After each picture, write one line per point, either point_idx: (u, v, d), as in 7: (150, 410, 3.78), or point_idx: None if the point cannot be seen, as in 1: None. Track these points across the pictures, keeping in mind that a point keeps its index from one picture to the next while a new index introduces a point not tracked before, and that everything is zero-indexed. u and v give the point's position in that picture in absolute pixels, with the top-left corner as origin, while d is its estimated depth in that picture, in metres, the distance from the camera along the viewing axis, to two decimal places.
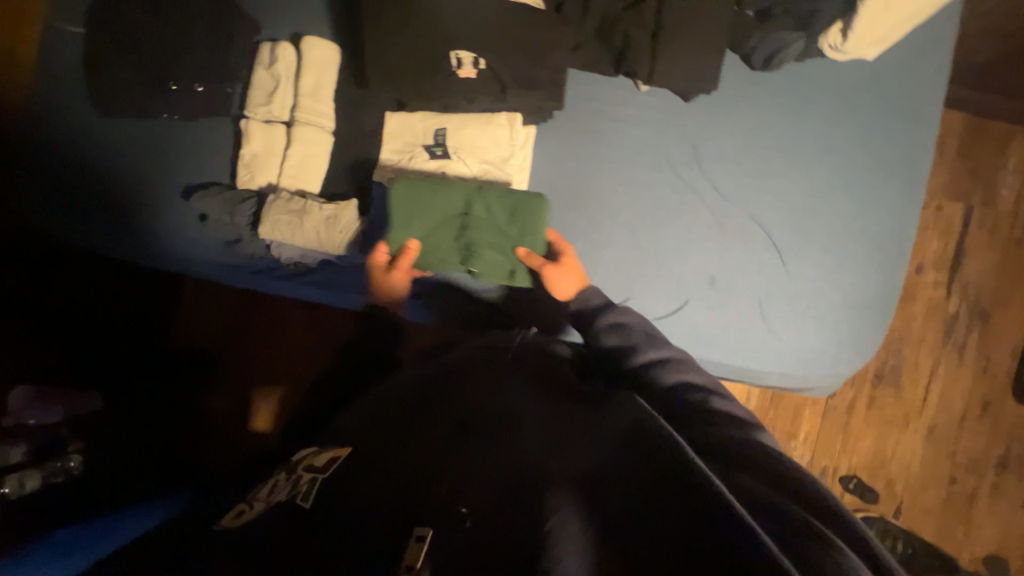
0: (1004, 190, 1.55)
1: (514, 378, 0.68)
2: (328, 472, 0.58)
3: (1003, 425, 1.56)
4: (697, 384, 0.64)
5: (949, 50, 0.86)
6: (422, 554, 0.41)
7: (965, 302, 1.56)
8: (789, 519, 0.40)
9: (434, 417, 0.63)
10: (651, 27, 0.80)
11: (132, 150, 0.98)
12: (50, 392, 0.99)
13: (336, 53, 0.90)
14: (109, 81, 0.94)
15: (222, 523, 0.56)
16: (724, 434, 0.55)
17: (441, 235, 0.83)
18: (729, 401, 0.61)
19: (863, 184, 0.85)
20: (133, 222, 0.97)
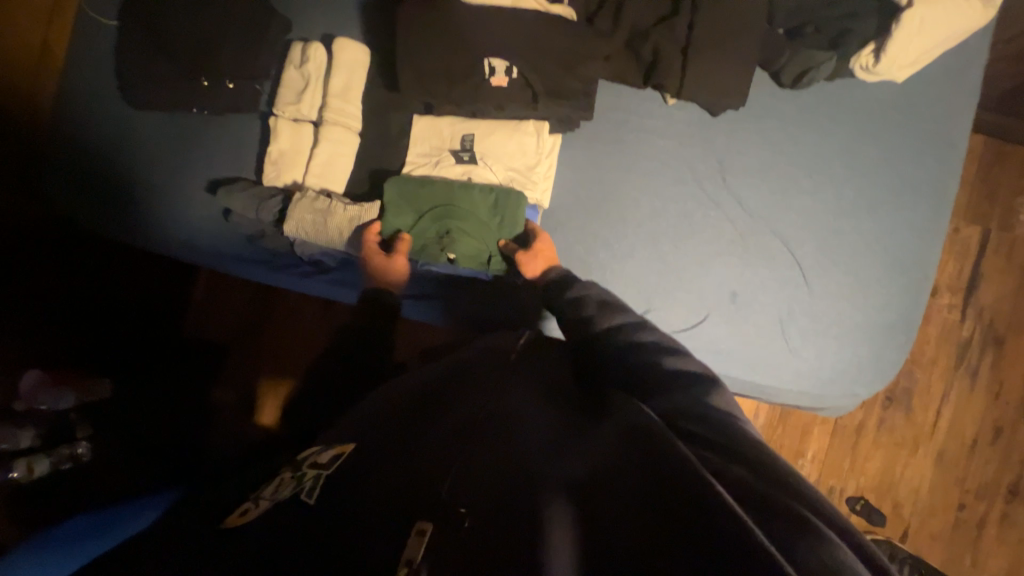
0: (1023, 215, 1.54)
1: (508, 375, 0.66)
2: (332, 469, 0.55)
3: (1014, 453, 1.54)
4: (656, 346, 0.63)
5: (980, 75, 0.86)
6: (421, 547, 0.40)
7: (979, 326, 1.55)
8: (777, 510, 0.38)
9: (427, 414, 0.61)
10: (682, 42, 0.81)
11: (160, 144, 0.99)
12: (63, 377, 0.95)
13: (367, 54, 0.91)
14: (141, 74, 0.95)
15: (225, 522, 0.52)
16: (697, 408, 0.53)
17: (425, 226, 0.84)
18: (685, 363, 0.60)
19: (888, 204, 0.85)
20: (157, 214, 0.98)
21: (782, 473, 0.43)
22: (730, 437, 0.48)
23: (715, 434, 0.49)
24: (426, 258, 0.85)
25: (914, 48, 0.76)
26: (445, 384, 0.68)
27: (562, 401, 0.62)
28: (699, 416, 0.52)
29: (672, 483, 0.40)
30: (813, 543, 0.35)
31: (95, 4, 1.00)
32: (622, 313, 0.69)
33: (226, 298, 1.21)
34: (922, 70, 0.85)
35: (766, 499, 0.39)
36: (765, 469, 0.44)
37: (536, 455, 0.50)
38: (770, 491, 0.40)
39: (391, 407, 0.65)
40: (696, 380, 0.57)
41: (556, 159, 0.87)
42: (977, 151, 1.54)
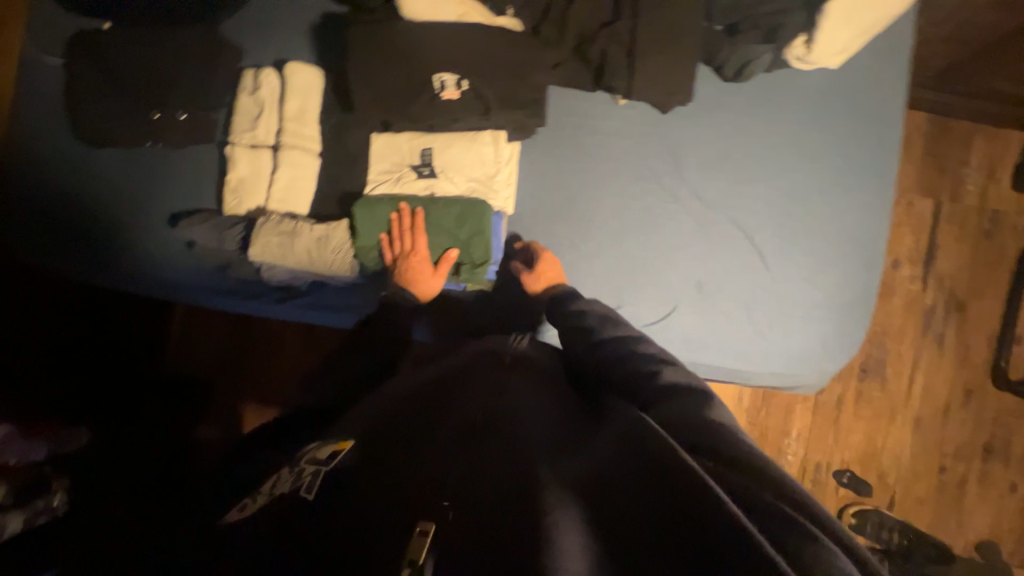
0: (969, 185, 1.62)
1: (506, 369, 0.66)
2: (330, 465, 0.57)
3: (986, 413, 1.60)
4: (655, 358, 0.66)
5: (908, 56, 0.91)
6: (425, 546, 0.41)
7: (941, 294, 1.61)
8: (769, 509, 0.40)
9: (426, 415, 0.61)
10: (626, 45, 0.84)
11: (115, 180, 0.97)
12: (32, 427, 0.87)
13: (320, 76, 0.92)
14: (90, 111, 0.94)
15: (227, 518, 0.57)
16: (688, 414, 0.55)
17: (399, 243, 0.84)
18: (681, 374, 0.63)
19: (837, 186, 0.88)
20: (117, 251, 0.96)
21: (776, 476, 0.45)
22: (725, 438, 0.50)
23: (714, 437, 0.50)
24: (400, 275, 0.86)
25: (841, 36, 0.80)
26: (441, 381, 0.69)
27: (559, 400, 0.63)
28: (692, 423, 0.53)
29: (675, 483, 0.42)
30: (808, 545, 0.37)
31: (37, 44, 0.98)
32: (621, 327, 0.73)
33: (207, 331, 1.20)
34: (855, 54, 0.89)
35: (759, 498, 0.41)
36: (757, 468, 0.45)
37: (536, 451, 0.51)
38: (762, 492, 0.42)
39: (391, 408, 0.65)
40: (691, 389, 0.59)
41: (515, 166, 0.88)
42: (923, 127, 1.61)
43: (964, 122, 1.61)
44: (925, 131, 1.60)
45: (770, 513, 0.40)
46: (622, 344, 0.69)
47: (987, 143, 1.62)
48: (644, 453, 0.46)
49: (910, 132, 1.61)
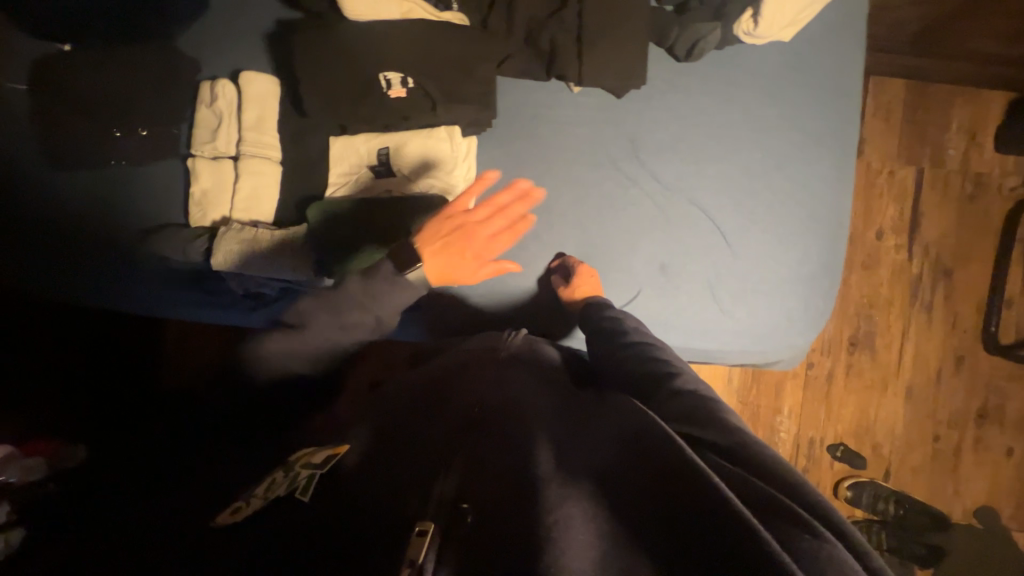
0: (950, 149, 1.60)
1: (520, 379, 0.72)
2: (324, 468, 0.60)
3: (979, 379, 1.59)
4: (673, 367, 0.70)
5: (864, 23, 0.89)
6: (423, 549, 0.44)
7: (927, 262, 1.60)
8: (786, 513, 0.43)
9: (443, 418, 0.65)
10: (575, 31, 0.84)
11: (85, 199, 0.99)
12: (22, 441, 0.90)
13: (275, 84, 0.92)
14: (53, 132, 0.95)
15: (219, 519, 0.56)
16: (706, 413, 0.60)
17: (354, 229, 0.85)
18: (694, 383, 0.67)
19: (797, 159, 0.88)
20: (96, 270, 1.00)
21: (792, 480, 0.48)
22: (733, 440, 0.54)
23: (722, 441, 0.55)
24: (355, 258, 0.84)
25: (790, 7, 0.79)
26: (450, 388, 0.72)
27: (570, 409, 0.67)
28: (706, 420, 0.58)
29: (685, 477, 0.45)
30: (817, 544, 0.40)
31: None
32: (644, 336, 0.78)
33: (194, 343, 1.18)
34: (809, 25, 0.88)
35: (770, 501, 0.45)
36: (770, 472, 0.50)
37: (543, 454, 0.54)
38: (773, 493, 0.46)
39: (406, 417, 0.69)
40: (701, 395, 0.63)
41: (472, 161, 0.89)
42: (901, 94, 1.59)
43: (943, 86, 1.58)
44: (903, 98, 1.58)
45: (780, 514, 0.43)
46: (641, 348, 0.74)
47: (967, 106, 1.59)
48: (652, 446, 0.50)
49: (888, 100, 1.59)
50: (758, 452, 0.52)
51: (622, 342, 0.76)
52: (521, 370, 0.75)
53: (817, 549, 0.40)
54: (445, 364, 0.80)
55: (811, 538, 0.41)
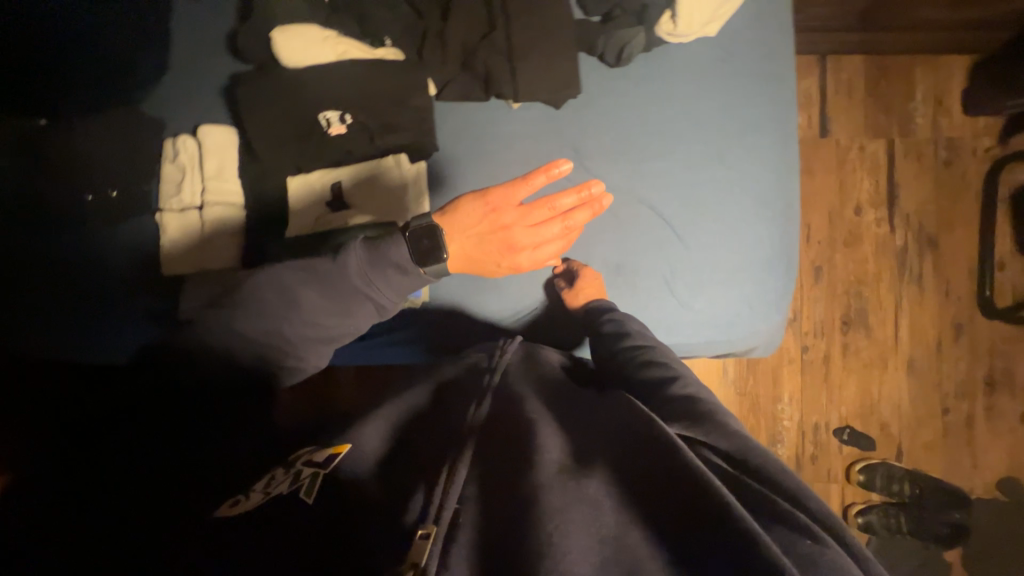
0: (918, 118, 1.59)
1: (522, 383, 0.74)
2: (327, 467, 0.62)
3: (981, 346, 1.55)
4: (675, 370, 0.73)
5: (789, 10, 0.91)
6: (427, 552, 0.47)
7: (910, 233, 1.58)
8: (791, 519, 0.48)
9: (445, 422, 0.67)
10: (505, 52, 0.88)
11: (58, 261, 1.02)
12: None
13: (232, 133, 0.97)
14: (30, 197, 1.00)
15: (221, 511, 0.59)
16: (710, 416, 0.64)
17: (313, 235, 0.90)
18: (692, 386, 0.70)
19: (740, 146, 0.89)
20: (72, 322, 1.01)
21: (794, 483, 0.54)
22: (737, 447, 0.59)
23: (728, 446, 0.59)
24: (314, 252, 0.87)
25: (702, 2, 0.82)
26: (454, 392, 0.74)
27: (576, 409, 0.70)
28: (710, 423, 0.63)
29: (697, 493, 0.50)
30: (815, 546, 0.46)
31: None
32: (646, 338, 0.81)
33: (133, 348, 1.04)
34: (734, 19, 0.90)
35: (770, 504, 0.50)
36: (772, 478, 0.55)
37: (553, 461, 0.57)
38: (774, 499, 0.51)
39: (410, 422, 0.70)
40: (701, 400, 0.67)
41: (422, 183, 0.90)
42: (861, 69, 1.59)
43: (901, 57, 1.58)
44: (862, 73, 1.59)
45: (780, 518, 0.49)
46: (643, 351, 0.77)
47: (929, 73, 1.58)
48: (665, 460, 0.55)
49: (848, 77, 1.59)
50: (761, 457, 0.57)
51: (624, 344, 0.79)
52: (525, 372, 0.77)
53: (818, 553, 0.46)
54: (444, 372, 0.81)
55: (811, 542, 0.46)
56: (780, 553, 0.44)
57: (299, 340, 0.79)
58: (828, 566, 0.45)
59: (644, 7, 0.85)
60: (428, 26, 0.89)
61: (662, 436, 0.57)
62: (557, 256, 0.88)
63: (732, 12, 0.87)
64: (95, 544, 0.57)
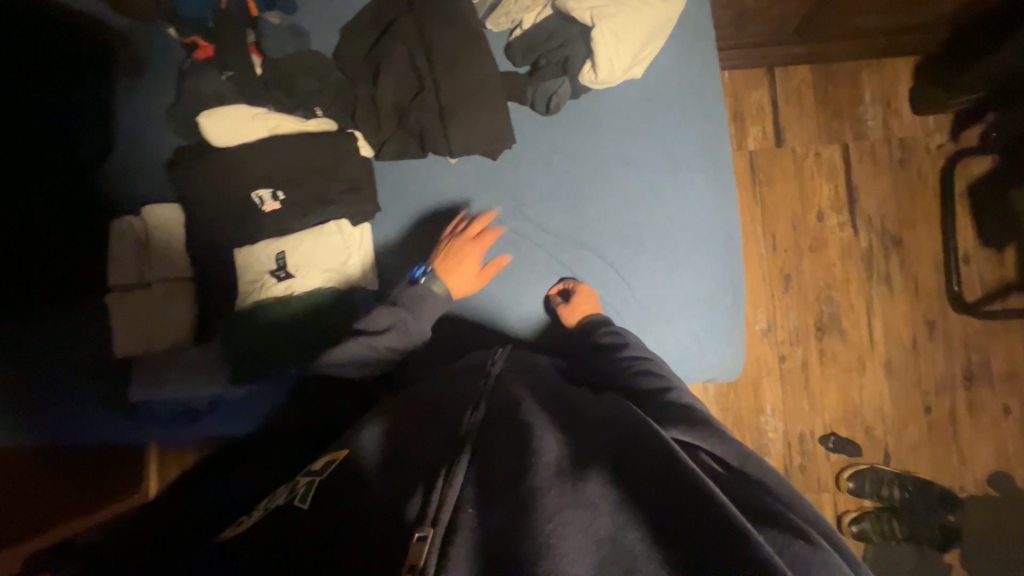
0: (870, 121, 1.61)
1: (519, 381, 0.73)
2: (324, 475, 0.63)
3: (956, 341, 1.55)
4: (670, 380, 0.74)
5: (713, 46, 0.94)
6: (424, 553, 0.47)
7: (873, 234, 1.59)
8: (785, 522, 0.48)
9: (438, 425, 0.65)
10: (436, 109, 0.89)
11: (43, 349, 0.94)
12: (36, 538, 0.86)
13: (177, 209, 0.94)
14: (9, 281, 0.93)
15: (223, 535, 0.61)
16: (709, 424, 0.64)
17: (279, 315, 0.88)
18: (686, 392, 0.71)
19: (676, 183, 0.90)
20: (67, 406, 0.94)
21: (785, 492, 0.55)
22: (732, 455, 0.59)
23: (722, 452, 0.60)
24: (293, 318, 0.89)
25: (619, 50, 0.84)
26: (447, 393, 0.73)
27: (573, 403, 0.68)
28: (708, 431, 0.63)
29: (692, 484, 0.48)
30: (815, 554, 0.45)
31: None
32: (639, 345, 0.82)
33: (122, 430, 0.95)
34: (659, 59, 0.92)
35: (769, 510, 0.50)
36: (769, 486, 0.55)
37: (549, 454, 0.56)
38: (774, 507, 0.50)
39: (400, 425, 0.68)
40: (693, 405, 0.68)
41: (368, 246, 0.93)
42: (809, 78, 1.62)
43: (846, 63, 1.61)
44: (811, 82, 1.61)
45: (772, 520, 0.48)
46: (637, 360, 0.78)
47: (875, 76, 1.61)
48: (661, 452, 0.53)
49: (798, 87, 1.62)
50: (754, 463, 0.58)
51: (619, 352, 0.80)
52: (519, 375, 0.75)
53: (808, 555, 0.45)
54: (432, 383, 0.79)
55: (803, 544, 0.46)
56: (771, 552, 0.43)
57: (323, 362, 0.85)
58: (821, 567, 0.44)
59: (567, 57, 0.88)
60: (359, 92, 0.91)
61: (658, 435, 0.56)
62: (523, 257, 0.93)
63: (654, 53, 0.90)
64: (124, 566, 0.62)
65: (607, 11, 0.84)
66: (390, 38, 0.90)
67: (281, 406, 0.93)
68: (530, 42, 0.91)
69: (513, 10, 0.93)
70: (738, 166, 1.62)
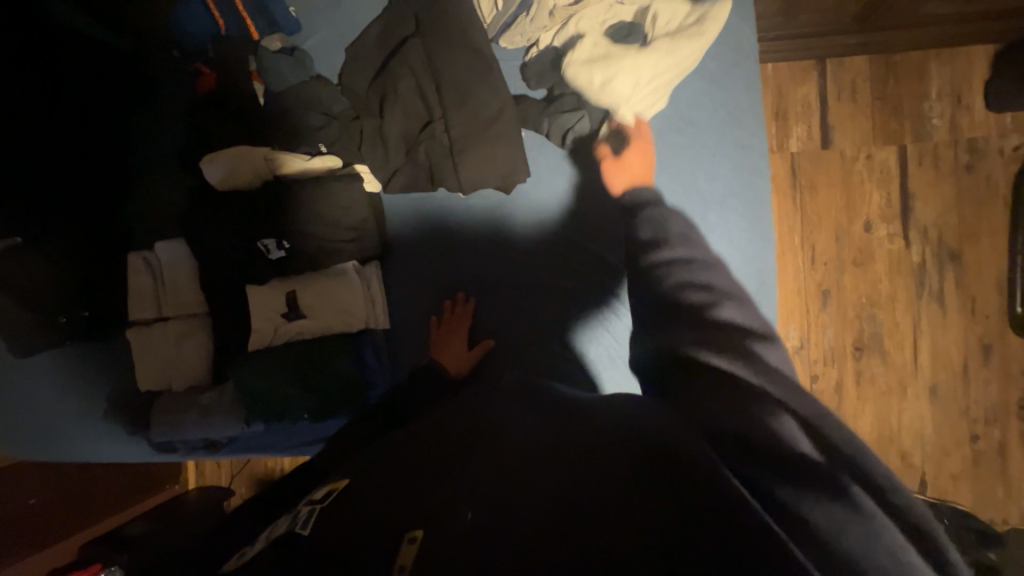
0: (934, 119, 1.43)
1: (531, 397, 0.72)
2: (325, 502, 0.62)
3: (1012, 366, 1.42)
4: (711, 287, 0.68)
5: (752, 77, 0.88)
6: (412, 553, 0.48)
7: (928, 247, 1.44)
8: (821, 478, 0.46)
9: (446, 431, 0.66)
10: (446, 142, 0.84)
11: (90, 381, 1.01)
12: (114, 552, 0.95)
13: (185, 246, 0.93)
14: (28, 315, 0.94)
15: (225, 564, 0.57)
16: (744, 351, 0.60)
17: (285, 356, 0.89)
18: (742, 312, 0.66)
19: (704, 222, 0.88)
20: (91, 429, 1.02)
21: (830, 425, 0.51)
22: (786, 394, 0.55)
23: (767, 388, 0.56)
24: (302, 352, 0.89)
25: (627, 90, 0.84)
26: (459, 407, 0.74)
27: (580, 407, 0.66)
28: (746, 357, 0.60)
29: (689, 481, 0.47)
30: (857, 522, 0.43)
31: None
32: (686, 249, 0.74)
33: (135, 453, 1.03)
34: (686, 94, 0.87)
35: (809, 467, 0.47)
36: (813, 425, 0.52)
37: (547, 456, 0.56)
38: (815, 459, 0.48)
39: (407, 438, 0.69)
40: (744, 329, 0.63)
41: (377, 290, 0.92)
42: (866, 70, 1.44)
43: (913, 51, 1.42)
44: (868, 76, 1.44)
45: (809, 479, 0.46)
46: (675, 270, 0.71)
47: (946, 66, 1.42)
48: (665, 445, 0.51)
49: (852, 81, 1.44)
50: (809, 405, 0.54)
51: (656, 282, 0.72)
52: (513, 390, 0.77)
53: (855, 530, 0.42)
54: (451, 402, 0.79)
55: (845, 511, 0.43)
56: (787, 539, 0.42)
57: (337, 396, 0.90)
58: (858, 532, 0.42)
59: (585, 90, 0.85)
60: (364, 124, 0.86)
61: (659, 427, 0.55)
62: (540, 274, 0.93)
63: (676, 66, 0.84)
64: (186, 553, 0.66)
65: (612, 71, 0.82)
66: (396, 63, 0.84)
67: (293, 429, 0.94)
68: (545, 66, 0.87)
69: (527, 28, 0.86)
70: (777, 169, 1.48)
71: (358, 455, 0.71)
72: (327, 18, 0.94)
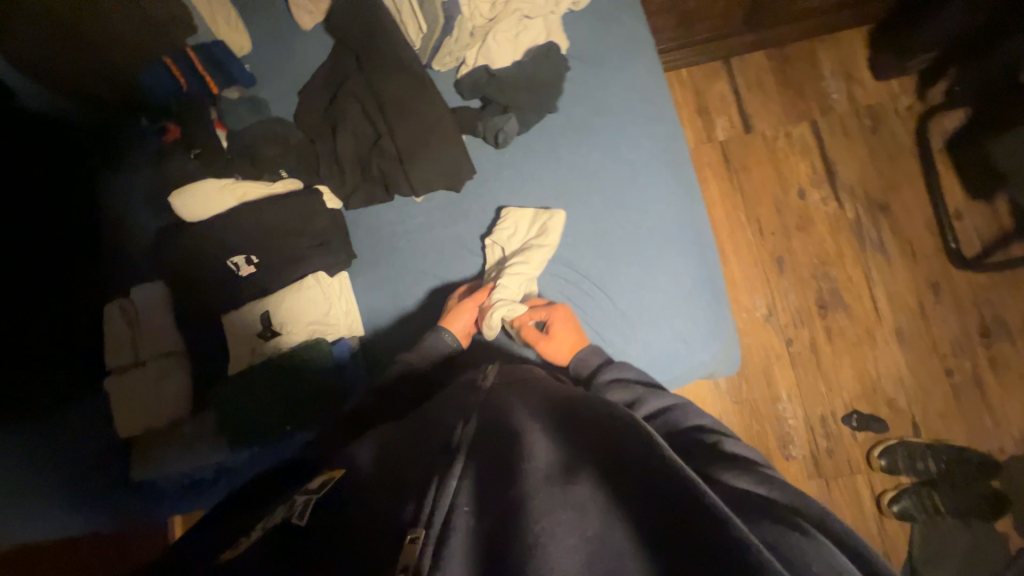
0: (834, 94, 1.62)
1: (524, 403, 0.68)
2: (322, 492, 0.61)
3: (964, 299, 1.51)
4: (708, 428, 0.69)
5: (654, 65, 1.02)
6: (417, 553, 0.44)
7: (858, 203, 1.57)
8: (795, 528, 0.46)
9: (435, 447, 0.63)
10: (394, 153, 0.94)
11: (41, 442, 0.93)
12: None
13: (160, 287, 0.97)
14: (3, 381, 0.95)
15: (223, 553, 0.55)
16: (743, 468, 0.59)
17: (260, 380, 0.90)
18: (741, 446, 0.65)
19: (638, 190, 0.97)
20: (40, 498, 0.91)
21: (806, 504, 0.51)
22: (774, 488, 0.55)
23: (767, 492, 0.54)
24: (278, 367, 0.90)
25: (539, 86, 0.99)
26: (444, 415, 0.72)
27: (574, 413, 0.62)
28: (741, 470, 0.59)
29: (690, 495, 0.43)
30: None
31: None
32: (657, 398, 0.77)
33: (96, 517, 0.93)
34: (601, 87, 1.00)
35: (792, 526, 0.47)
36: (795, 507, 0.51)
37: (536, 464, 0.52)
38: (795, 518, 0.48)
39: (388, 454, 0.67)
40: (751, 462, 0.61)
41: (348, 296, 0.97)
42: (765, 63, 1.64)
43: (800, 43, 1.64)
44: (768, 68, 1.64)
45: (780, 523, 0.47)
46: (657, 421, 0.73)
47: (831, 50, 1.63)
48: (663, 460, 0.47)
49: (756, 74, 1.64)
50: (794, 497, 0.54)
51: None
52: (506, 391, 0.74)
53: (812, 549, 0.43)
54: (433, 408, 0.77)
55: (810, 542, 0.44)
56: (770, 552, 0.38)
57: (319, 403, 0.91)
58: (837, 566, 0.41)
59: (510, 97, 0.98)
60: (320, 148, 0.97)
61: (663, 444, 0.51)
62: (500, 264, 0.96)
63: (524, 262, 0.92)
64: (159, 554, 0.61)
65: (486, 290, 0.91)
66: (343, 94, 0.96)
67: (273, 451, 0.92)
68: (474, 79, 1.00)
69: (454, 48, 1.00)
70: (710, 157, 1.63)
71: (356, 449, 0.71)
72: (280, 70, 1.06)
